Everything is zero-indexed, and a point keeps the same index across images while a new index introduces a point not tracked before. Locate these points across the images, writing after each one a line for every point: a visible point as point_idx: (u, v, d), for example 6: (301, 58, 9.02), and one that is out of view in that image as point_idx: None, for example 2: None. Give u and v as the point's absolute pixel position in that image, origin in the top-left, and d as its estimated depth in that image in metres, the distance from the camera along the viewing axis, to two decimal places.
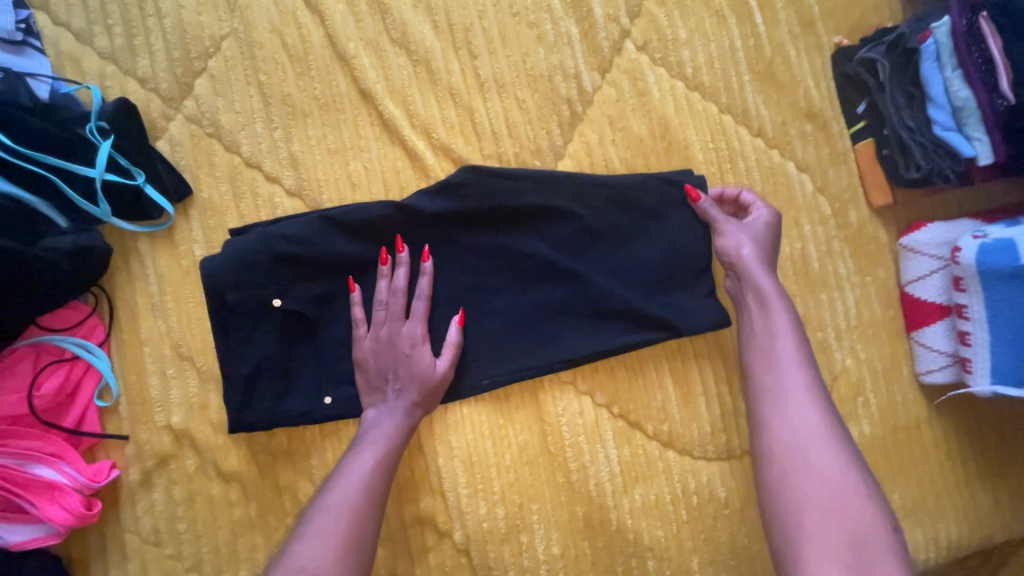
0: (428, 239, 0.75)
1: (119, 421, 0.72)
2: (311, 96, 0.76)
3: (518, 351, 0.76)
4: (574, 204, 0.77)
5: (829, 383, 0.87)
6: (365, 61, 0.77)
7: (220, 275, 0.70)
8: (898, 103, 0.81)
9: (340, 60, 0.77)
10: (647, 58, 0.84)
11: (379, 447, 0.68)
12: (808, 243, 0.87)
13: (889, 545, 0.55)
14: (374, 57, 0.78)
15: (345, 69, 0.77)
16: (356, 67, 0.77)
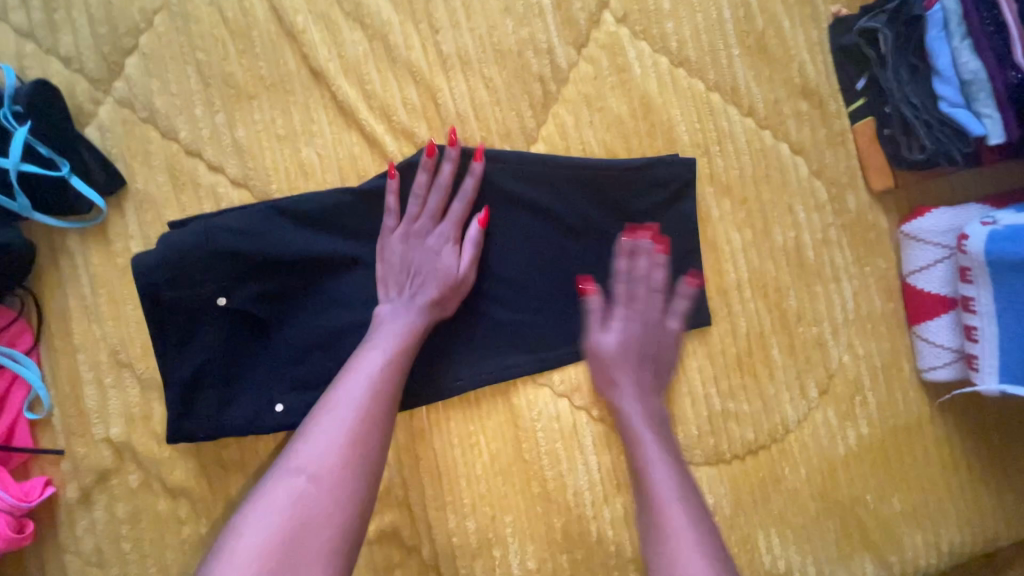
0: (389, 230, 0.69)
1: (53, 434, 0.66)
2: (256, 76, 0.70)
3: (493, 348, 0.72)
4: (547, 190, 0.72)
5: (825, 381, 0.82)
6: (316, 36, 0.70)
7: (156, 271, 0.64)
8: (901, 77, 0.74)
9: (288, 36, 0.70)
10: (627, 31, 0.77)
11: (367, 377, 0.58)
12: (803, 231, 0.81)
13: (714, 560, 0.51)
14: (325, 32, 0.71)
15: (293, 45, 0.70)
16: (305, 44, 0.70)
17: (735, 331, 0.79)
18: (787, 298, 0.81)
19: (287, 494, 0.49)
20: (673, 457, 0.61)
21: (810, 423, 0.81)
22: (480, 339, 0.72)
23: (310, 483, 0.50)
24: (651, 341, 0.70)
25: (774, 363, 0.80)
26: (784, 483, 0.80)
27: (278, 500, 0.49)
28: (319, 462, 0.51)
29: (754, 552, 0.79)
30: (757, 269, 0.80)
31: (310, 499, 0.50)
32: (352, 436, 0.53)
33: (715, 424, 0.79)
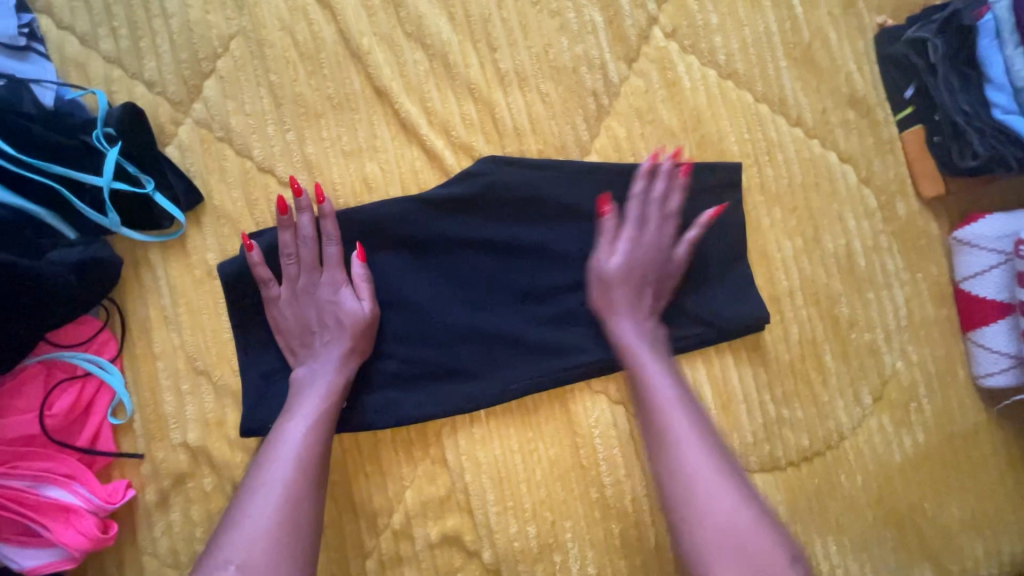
0: (445, 236, 0.72)
1: (133, 438, 0.69)
2: (324, 95, 0.73)
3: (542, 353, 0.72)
4: (597, 197, 0.74)
5: (879, 388, 0.82)
6: (380, 57, 0.74)
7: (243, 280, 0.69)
8: (952, 86, 0.74)
9: (354, 57, 0.74)
10: (676, 46, 0.79)
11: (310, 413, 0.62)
12: (853, 238, 0.82)
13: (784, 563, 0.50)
14: (389, 53, 0.74)
15: (359, 66, 0.74)
16: (370, 64, 0.73)
17: (788, 339, 0.80)
18: (839, 305, 0.81)
19: (259, 524, 0.53)
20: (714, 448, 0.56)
21: (865, 430, 0.81)
22: (528, 345, 0.72)
23: (275, 513, 0.54)
24: (647, 262, 0.70)
25: (827, 370, 0.81)
26: (840, 490, 0.80)
27: (255, 528, 0.53)
28: (281, 495, 0.56)
29: (812, 560, 0.79)
30: (809, 276, 0.81)
31: (287, 530, 0.54)
32: (309, 469, 0.58)
33: (770, 431, 0.79)
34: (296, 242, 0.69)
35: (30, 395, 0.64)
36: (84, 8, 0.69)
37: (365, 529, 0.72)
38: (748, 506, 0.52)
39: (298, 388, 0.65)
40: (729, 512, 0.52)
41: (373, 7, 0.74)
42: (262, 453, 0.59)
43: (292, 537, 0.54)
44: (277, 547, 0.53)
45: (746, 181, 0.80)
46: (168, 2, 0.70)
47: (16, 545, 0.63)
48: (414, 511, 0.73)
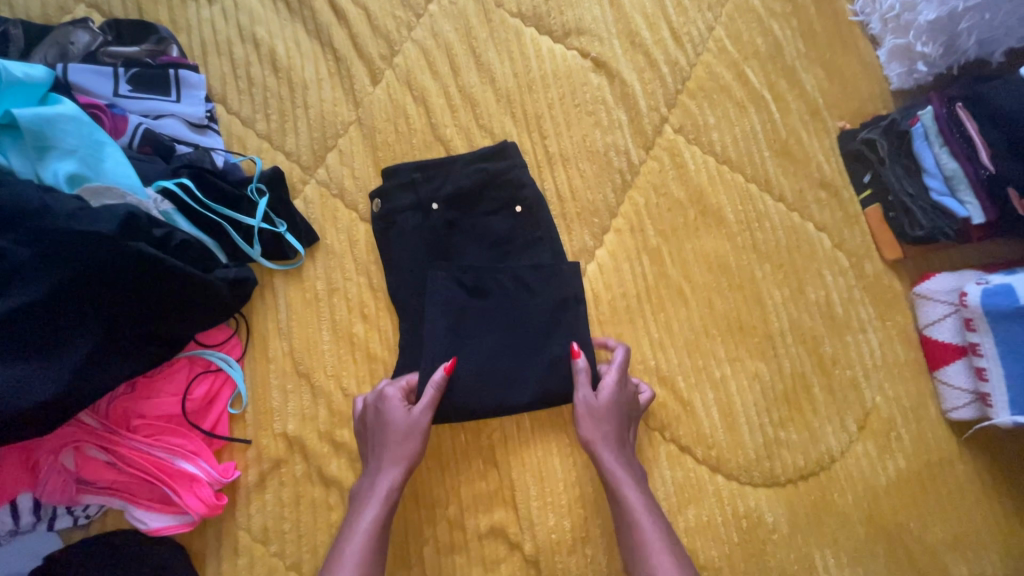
0: None
1: (244, 426, 0.84)
2: (413, 222, 0.91)
3: None
4: None
5: (862, 418, 0.96)
6: (454, 183, 0.93)
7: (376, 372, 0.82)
8: (898, 174, 0.97)
9: (438, 183, 0.93)
10: (682, 139, 1.03)
11: (378, 500, 0.76)
12: (831, 290, 1.00)
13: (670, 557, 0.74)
14: (462, 177, 0.93)
15: (436, 182, 0.93)
16: (442, 188, 0.92)
17: (781, 370, 0.96)
18: (822, 345, 0.98)
19: (358, 537, 0.73)
20: (667, 534, 0.76)
21: (853, 453, 0.94)
22: None
23: (371, 526, 0.74)
24: (626, 414, 0.83)
25: (815, 398, 0.96)
26: (833, 507, 0.92)
27: (350, 546, 0.73)
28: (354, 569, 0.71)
29: (812, 569, 0.89)
30: (795, 320, 0.98)
31: None
32: (377, 526, 0.74)
33: (770, 450, 0.92)
34: (399, 405, 0.79)
35: (176, 383, 0.80)
36: (249, 100, 0.94)
37: (425, 520, 0.85)
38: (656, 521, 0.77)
39: (360, 495, 0.78)
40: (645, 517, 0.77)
41: (456, 106, 0.98)
42: (335, 548, 0.73)
43: (377, 548, 0.74)
44: (367, 548, 0.73)
45: (741, 242, 1.00)
46: (309, 97, 0.95)
47: (148, 507, 0.77)
48: (467, 504, 0.85)
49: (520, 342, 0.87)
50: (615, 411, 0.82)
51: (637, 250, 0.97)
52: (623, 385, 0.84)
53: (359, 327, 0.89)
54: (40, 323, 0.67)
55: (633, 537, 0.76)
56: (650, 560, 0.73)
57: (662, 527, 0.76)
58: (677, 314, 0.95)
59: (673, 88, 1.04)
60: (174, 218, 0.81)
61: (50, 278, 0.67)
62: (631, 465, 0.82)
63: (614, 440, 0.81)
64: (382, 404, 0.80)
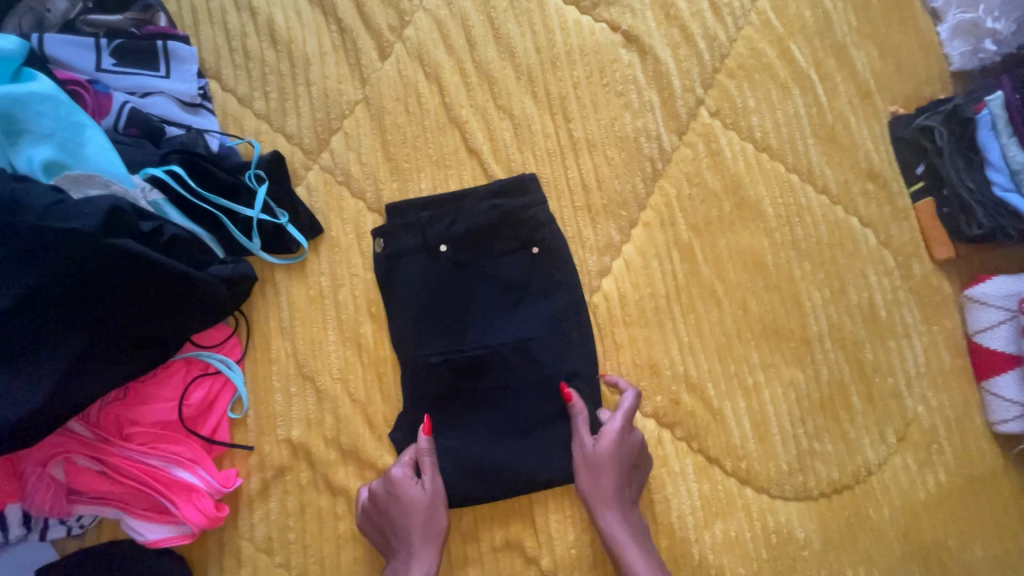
0: None
1: (246, 431, 0.79)
2: (418, 263, 0.83)
3: None
4: None
5: (903, 428, 0.90)
6: (466, 221, 0.84)
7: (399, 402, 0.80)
8: (957, 167, 0.88)
9: (449, 221, 0.84)
10: (719, 123, 0.94)
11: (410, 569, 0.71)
12: (875, 292, 0.92)
13: None
14: (474, 217, 0.84)
15: (447, 221, 0.84)
16: (453, 227, 0.83)
17: (818, 378, 0.89)
18: (863, 350, 0.91)
19: None
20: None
21: (891, 467, 0.88)
22: None
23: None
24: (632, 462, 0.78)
25: (854, 408, 0.89)
26: (868, 523, 0.87)
27: None
28: None
29: None
30: (835, 323, 0.91)
31: None
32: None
33: (803, 462, 0.87)
34: (408, 485, 0.74)
35: (171, 387, 0.75)
36: (246, 76, 0.86)
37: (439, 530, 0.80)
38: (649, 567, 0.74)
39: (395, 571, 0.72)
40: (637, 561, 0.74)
41: (472, 84, 0.90)
42: None
43: None
44: None
45: (780, 238, 0.92)
46: (311, 74, 0.87)
47: (146, 518, 0.73)
48: (482, 515, 0.81)
49: (535, 352, 0.82)
50: (620, 464, 0.76)
51: (667, 246, 0.89)
52: (626, 432, 0.78)
53: (367, 327, 0.82)
54: (17, 328, 0.61)
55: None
56: None
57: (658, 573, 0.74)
58: (708, 316, 0.88)
59: (711, 66, 0.95)
60: (165, 210, 0.73)
61: (27, 278, 0.61)
62: (630, 520, 0.77)
63: (614, 495, 0.76)
64: (394, 485, 0.74)
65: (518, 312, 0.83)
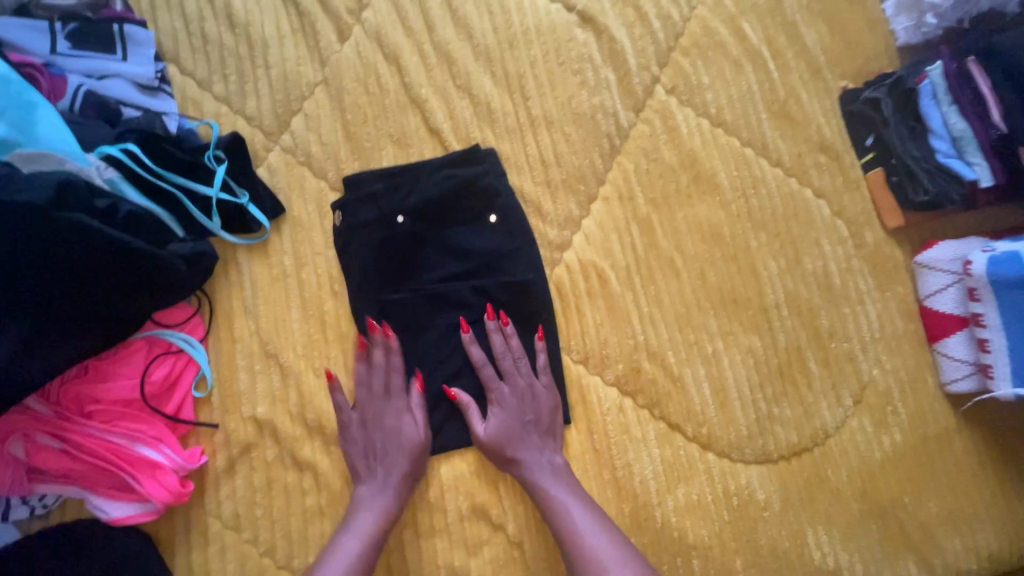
0: None
1: (211, 409, 0.79)
2: (377, 236, 0.84)
3: None
4: None
5: (858, 392, 0.92)
6: (422, 192, 0.85)
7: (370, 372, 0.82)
8: (902, 136, 0.92)
9: (403, 193, 0.85)
10: (674, 100, 0.96)
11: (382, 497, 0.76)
12: (829, 261, 0.95)
13: (609, 540, 0.74)
14: (429, 187, 0.85)
15: (401, 193, 0.85)
16: (408, 198, 0.85)
17: (776, 344, 0.92)
18: (818, 317, 0.94)
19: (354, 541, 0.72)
20: (593, 515, 0.76)
21: (848, 429, 0.91)
22: None
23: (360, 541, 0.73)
24: (531, 406, 0.82)
25: (811, 373, 0.92)
26: (827, 483, 0.89)
27: (349, 550, 0.72)
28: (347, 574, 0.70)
29: (803, 547, 0.86)
30: (791, 292, 0.94)
31: None
32: (381, 526, 0.75)
33: (763, 426, 0.89)
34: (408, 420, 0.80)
35: (133, 365, 0.75)
36: (204, 59, 0.86)
37: None
38: (565, 493, 0.78)
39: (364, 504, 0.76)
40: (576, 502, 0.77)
41: (431, 65, 0.91)
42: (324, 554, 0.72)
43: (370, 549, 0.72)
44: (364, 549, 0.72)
45: (737, 210, 0.95)
46: (270, 56, 0.88)
47: (109, 495, 0.73)
48: (448, 485, 0.82)
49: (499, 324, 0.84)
50: (510, 415, 0.81)
51: (626, 220, 0.91)
52: (519, 373, 0.83)
53: (329, 304, 0.83)
54: None
55: (578, 547, 0.73)
56: (589, 548, 0.73)
57: (585, 506, 0.77)
58: (668, 287, 0.91)
59: (665, 45, 0.97)
60: (121, 188, 0.74)
61: None
62: (551, 468, 0.80)
63: (526, 441, 0.80)
64: (364, 390, 0.81)
65: (479, 284, 0.85)
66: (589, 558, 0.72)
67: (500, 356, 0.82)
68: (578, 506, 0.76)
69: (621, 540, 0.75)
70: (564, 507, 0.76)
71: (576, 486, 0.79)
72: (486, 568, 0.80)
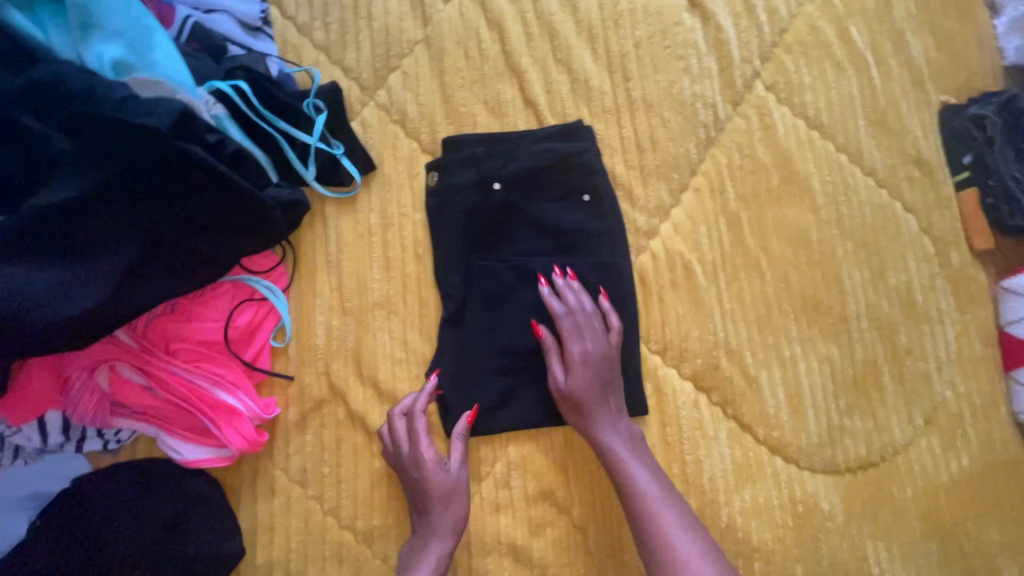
0: None
1: (287, 361, 0.78)
2: (472, 202, 0.82)
3: None
4: None
5: (930, 412, 0.91)
6: (520, 161, 0.83)
7: (448, 341, 0.80)
8: (1007, 157, 0.90)
9: (503, 159, 0.83)
10: (773, 97, 0.94)
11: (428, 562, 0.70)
12: (912, 277, 0.93)
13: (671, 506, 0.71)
14: (529, 156, 0.83)
15: (502, 159, 0.83)
16: (508, 166, 0.82)
17: (853, 355, 0.90)
18: (897, 333, 0.92)
19: None
20: (655, 476, 0.74)
21: (915, 448, 0.90)
22: None
23: None
24: (607, 365, 0.78)
25: (885, 388, 0.90)
26: (891, 500, 0.88)
27: None
28: None
29: (863, 561, 0.85)
30: (872, 304, 0.92)
31: None
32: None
33: (833, 436, 0.88)
34: (436, 468, 0.73)
35: (218, 308, 0.74)
36: (307, 5, 0.84)
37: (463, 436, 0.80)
38: (629, 453, 0.75)
39: (411, 557, 0.71)
40: (640, 465, 0.74)
41: (533, 35, 0.89)
42: None
43: None
44: None
45: (826, 215, 0.93)
46: (374, 9, 0.86)
47: (185, 437, 0.72)
48: (515, 463, 0.81)
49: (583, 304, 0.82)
50: (591, 373, 0.76)
51: (717, 214, 0.90)
52: (597, 323, 0.79)
53: (413, 268, 0.82)
54: (87, 224, 0.61)
55: (637, 505, 0.71)
56: (648, 510, 0.70)
57: (649, 468, 0.74)
58: (751, 286, 0.89)
59: (770, 39, 0.95)
60: (225, 125, 0.73)
61: (99, 172, 0.61)
62: (629, 438, 0.76)
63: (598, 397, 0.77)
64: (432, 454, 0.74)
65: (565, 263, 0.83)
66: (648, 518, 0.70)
67: (573, 313, 0.78)
68: (642, 467, 0.74)
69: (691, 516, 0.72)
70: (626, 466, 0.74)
71: (641, 445, 0.77)
72: (547, 549, 0.79)
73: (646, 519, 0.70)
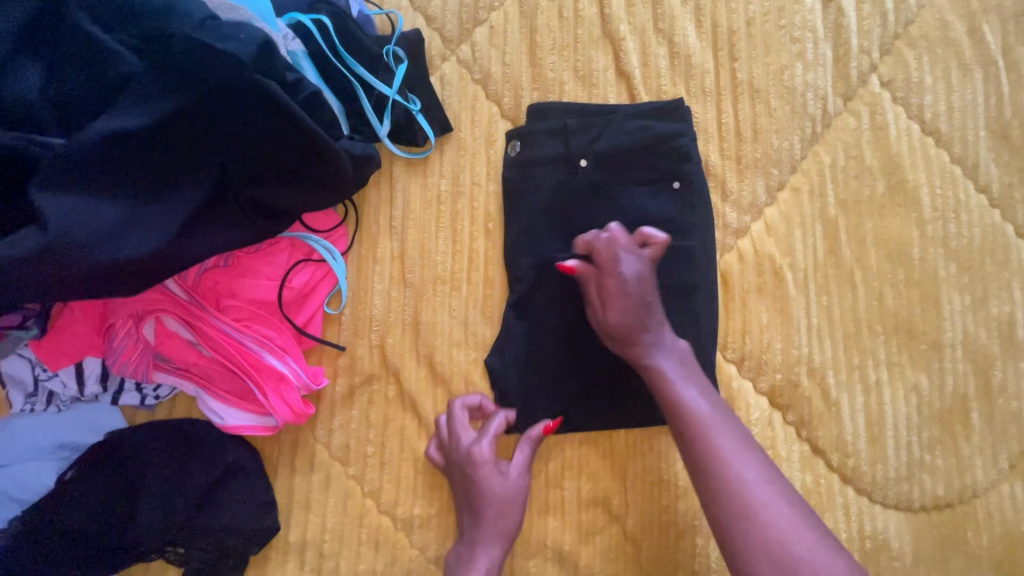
0: None
1: (339, 329, 0.73)
2: (555, 178, 0.75)
3: None
4: None
5: (1017, 456, 0.81)
6: (611, 138, 0.75)
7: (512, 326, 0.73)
8: None
9: (594, 133, 0.75)
10: (888, 95, 0.85)
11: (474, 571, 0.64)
12: (1017, 308, 0.83)
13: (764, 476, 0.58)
14: (620, 134, 0.76)
15: (592, 133, 0.75)
16: (598, 141, 0.75)
17: (943, 387, 0.82)
18: (992, 367, 0.83)
19: None
20: (742, 440, 0.61)
21: (997, 493, 0.81)
22: None
23: None
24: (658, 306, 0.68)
25: (972, 426, 0.82)
26: (964, 546, 0.80)
27: None
28: None
29: None
30: (970, 333, 0.83)
31: None
32: None
33: (912, 471, 0.81)
34: (492, 472, 0.68)
35: (274, 265, 0.69)
36: None
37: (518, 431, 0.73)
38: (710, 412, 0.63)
39: (457, 563, 0.65)
40: (724, 428, 0.62)
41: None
42: None
43: None
44: None
45: (932, 231, 0.84)
46: None
47: (229, 400, 0.68)
48: (570, 463, 0.75)
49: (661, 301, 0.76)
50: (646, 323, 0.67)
51: (814, 218, 0.82)
52: (641, 273, 0.68)
53: (481, 243, 0.75)
54: (156, 162, 0.57)
55: (719, 469, 0.59)
56: (734, 473, 0.58)
57: (734, 432, 0.62)
58: (842, 301, 0.81)
59: (893, 30, 0.85)
60: (300, 63, 0.69)
61: (171, 103, 0.56)
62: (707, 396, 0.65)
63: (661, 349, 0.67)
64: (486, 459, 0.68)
65: None
66: (734, 484, 0.57)
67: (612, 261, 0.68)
68: (724, 429, 0.61)
69: (799, 510, 0.56)
70: (706, 426, 0.62)
71: (723, 406, 0.65)
72: (596, 558, 0.74)
73: (732, 484, 0.57)
